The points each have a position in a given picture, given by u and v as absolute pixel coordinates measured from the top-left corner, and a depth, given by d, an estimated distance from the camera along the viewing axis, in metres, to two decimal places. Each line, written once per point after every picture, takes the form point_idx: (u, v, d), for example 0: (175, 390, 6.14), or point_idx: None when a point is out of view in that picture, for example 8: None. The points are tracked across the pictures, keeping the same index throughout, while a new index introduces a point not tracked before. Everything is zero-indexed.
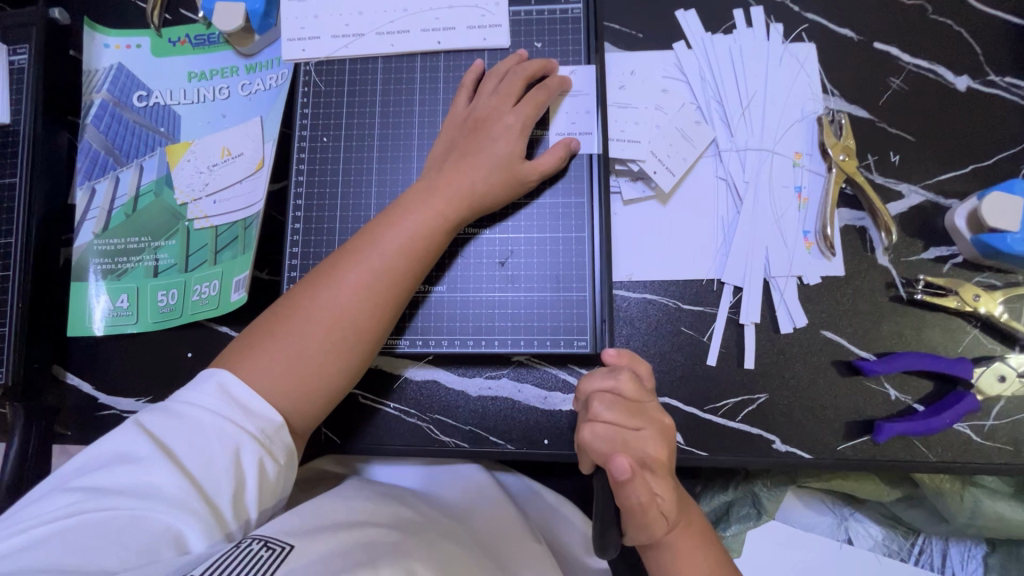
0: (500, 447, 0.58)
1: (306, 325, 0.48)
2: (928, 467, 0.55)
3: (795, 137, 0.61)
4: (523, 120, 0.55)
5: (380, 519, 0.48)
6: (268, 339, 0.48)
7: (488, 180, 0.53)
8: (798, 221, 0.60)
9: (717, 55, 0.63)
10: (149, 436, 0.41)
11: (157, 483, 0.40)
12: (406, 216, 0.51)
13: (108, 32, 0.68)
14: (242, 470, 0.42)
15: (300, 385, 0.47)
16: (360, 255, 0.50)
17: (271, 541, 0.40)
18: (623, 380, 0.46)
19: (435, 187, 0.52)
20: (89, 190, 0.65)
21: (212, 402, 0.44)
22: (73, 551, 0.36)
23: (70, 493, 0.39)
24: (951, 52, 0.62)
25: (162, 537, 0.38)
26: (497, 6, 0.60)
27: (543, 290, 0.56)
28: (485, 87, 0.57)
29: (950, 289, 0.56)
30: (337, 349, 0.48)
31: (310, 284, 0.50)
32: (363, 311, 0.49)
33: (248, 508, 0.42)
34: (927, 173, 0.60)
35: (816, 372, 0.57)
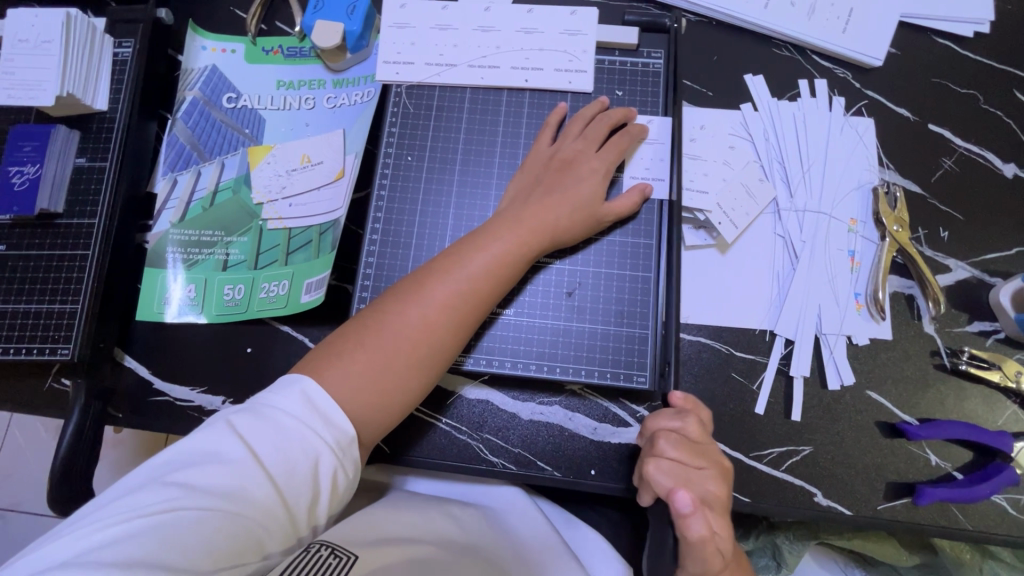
0: (547, 473, 0.59)
1: (388, 339, 0.50)
2: (964, 535, 0.56)
3: (851, 204, 0.65)
4: (606, 165, 0.58)
5: (421, 535, 0.52)
6: (350, 350, 0.49)
7: (570, 217, 0.56)
8: (849, 282, 0.62)
9: (782, 119, 0.67)
10: (239, 438, 0.42)
11: (244, 486, 0.41)
12: (490, 244, 0.54)
13: (207, 36, 0.72)
14: (320, 481, 0.43)
15: (375, 395, 0.49)
16: (445, 277, 0.52)
17: (338, 550, 0.47)
18: (690, 423, 0.49)
19: (520, 219, 0.55)
20: (170, 181, 0.68)
21: (298, 410, 0.45)
22: (167, 548, 0.37)
23: (161, 487, 0.39)
24: (1000, 140, 0.66)
25: (248, 541, 0.40)
26: (585, 53, 0.64)
27: (606, 323, 0.58)
28: (570, 130, 0.60)
29: (994, 364, 0.59)
30: (416, 365, 0.50)
31: (394, 300, 0.52)
32: (443, 330, 0.51)
33: (318, 516, 0.44)
34: (974, 251, 0.63)
35: (861, 431, 0.59)
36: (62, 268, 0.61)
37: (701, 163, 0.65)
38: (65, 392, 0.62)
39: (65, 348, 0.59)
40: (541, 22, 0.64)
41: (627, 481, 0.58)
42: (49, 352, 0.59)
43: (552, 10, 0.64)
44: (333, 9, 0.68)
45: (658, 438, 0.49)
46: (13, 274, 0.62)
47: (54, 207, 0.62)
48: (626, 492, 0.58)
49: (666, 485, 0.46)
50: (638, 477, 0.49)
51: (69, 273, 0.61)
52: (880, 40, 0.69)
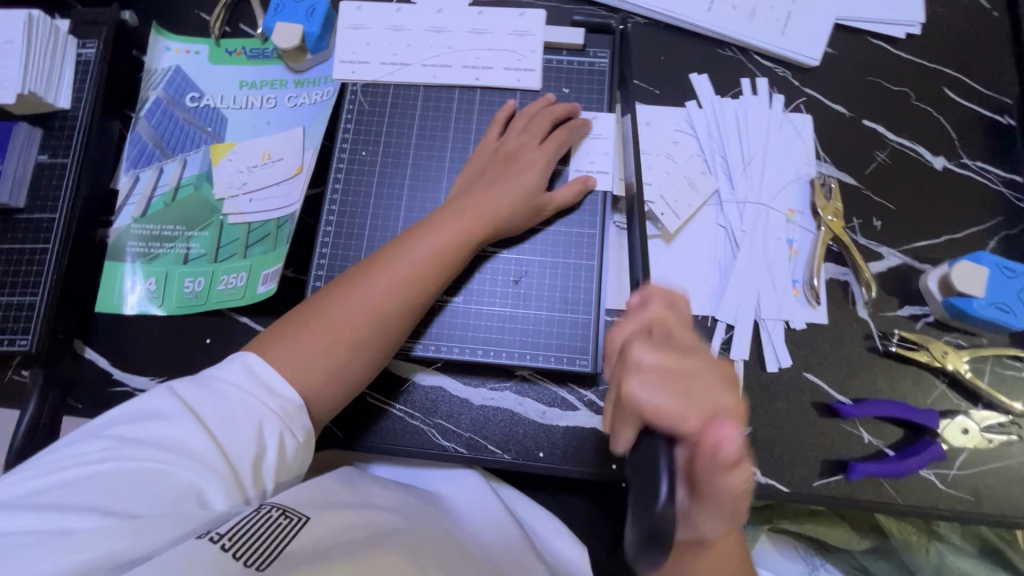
0: (497, 456, 0.61)
1: (332, 320, 0.52)
2: (895, 509, 0.58)
3: (790, 196, 0.68)
4: (548, 156, 0.61)
5: (380, 505, 0.51)
6: (296, 330, 0.51)
7: (513, 207, 0.58)
8: (788, 270, 0.65)
9: (724, 115, 0.70)
10: (180, 399, 0.45)
11: (184, 441, 0.43)
12: (435, 231, 0.56)
13: (171, 37, 0.74)
14: (260, 438, 0.45)
15: (317, 375, 0.50)
16: (390, 262, 0.54)
17: (288, 511, 0.44)
18: (658, 311, 0.45)
19: (464, 209, 0.57)
20: (133, 178, 0.69)
21: (240, 377, 0.47)
22: (106, 494, 0.40)
23: (106, 442, 0.43)
24: (931, 135, 0.70)
25: (185, 489, 0.41)
26: (533, 53, 0.66)
27: (551, 309, 0.61)
28: (514, 125, 0.63)
29: (921, 345, 0.62)
30: (360, 346, 0.52)
31: (340, 284, 0.54)
32: (386, 314, 0.53)
33: (264, 475, 0.45)
34: (905, 239, 0.66)
35: (798, 411, 0.61)
36: (22, 261, 0.63)
37: (646, 157, 0.68)
38: (24, 384, 0.63)
39: (23, 339, 0.61)
40: (491, 23, 0.67)
41: (574, 463, 0.60)
42: (8, 343, 0.61)
43: (502, 12, 0.67)
44: (292, 11, 0.70)
45: (632, 347, 0.43)
46: None
47: (16, 203, 0.64)
48: (574, 473, 0.60)
49: (666, 403, 0.40)
50: (618, 404, 0.42)
51: (29, 266, 0.63)
52: (817, 41, 0.72)
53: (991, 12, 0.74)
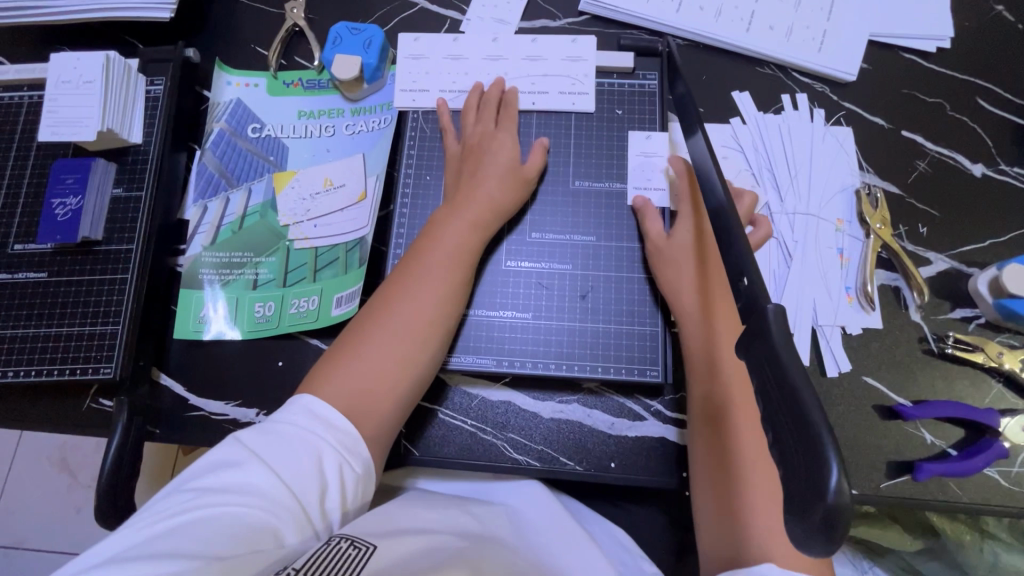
0: (570, 467, 0.62)
1: (376, 342, 0.53)
2: (962, 507, 0.60)
3: (837, 206, 0.70)
4: (508, 134, 0.66)
5: (439, 527, 0.52)
6: (342, 361, 0.52)
7: (503, 190, 0.62)
8: (840, 277, 0.67)
9: (768, 130, 0.73)
10: (245, 444, 0.45)
11: (257, 483, 0.43)
12: (444, 232, 0.59)
13: (232, 72, 0.77)
14: (326, 475, 0.45)
15: (375, 392, 0.51)
16: (414, 269, 0.57)
17: (357, 541, 0.44)
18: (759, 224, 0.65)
19: (459, 203, 0.61)
20: (201, 208, 0.71)
21: (302, 419, 0.48)
22: (187, 541, 0.39)
23: (181, 492, 0.42)
24: (968, 144, 0.73)
25: (261, 531, 0.41)
26: (586, 78, 0.70)
27: (619, 323, 0.63)
28: (467, 121, 0.68)
29: (977, 346, 0.64)
30: (411, 351, 0.54)
31: (376, 306, 0.55)
32: (425, 321, 0.55)
33: (332, 512, 0.45)
34: (951, 245, 0.69)
35: (861, 414, 0.63)
36: (103, 292, 0.65)
37: None
38: (105, 411, 0.65)
39: (108, 367, 0.63)
40: (545, 51, 0.71)
41: (646, 472, 0.61)
42: (92, 372, 0.62)
43: (555, 40, 0.71)
44: (350, 43, 0.73)
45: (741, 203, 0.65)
46: (55, 299, 0.65)
47: (94, 235, 0.66)
48: (647, 483, 0.61)
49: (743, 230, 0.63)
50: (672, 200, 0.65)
51: (110, 296, 0.65)
52: (853, 56, 0.75)
53: (1017, 24, 0.78)
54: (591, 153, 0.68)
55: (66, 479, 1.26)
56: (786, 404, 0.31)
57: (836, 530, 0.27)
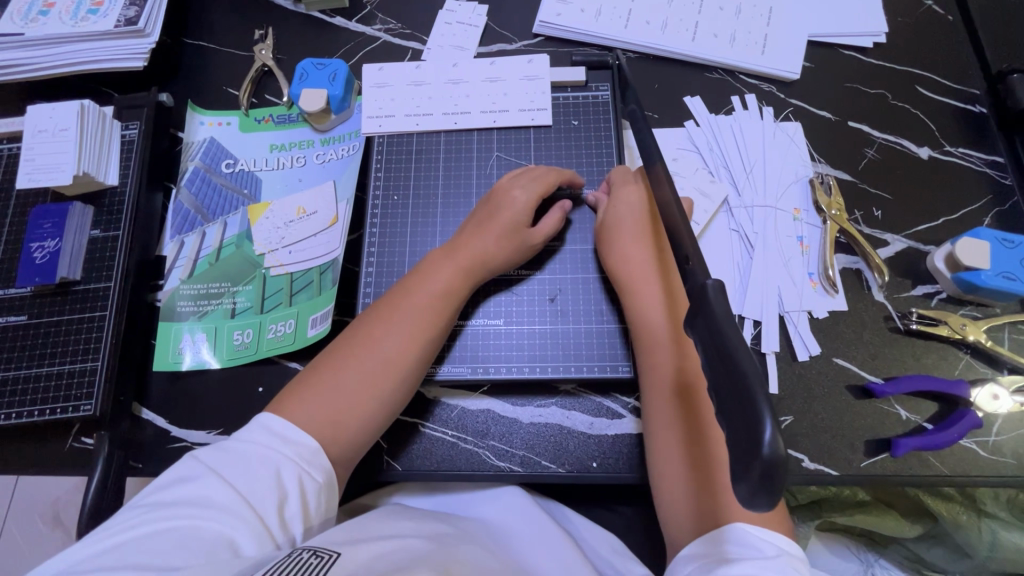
0: (553, 470, 0.62)
1: (343, 373, 0.54)
2: (944, 480, 0.60)
3: (793, 196, 0.73)
4: (530, 195, 0.65)
5: (406, 531, 0.51)
6: (314, 387, 0.53)
7: (500, 246, 0.62)
8: (803, 264, 0.69)
9: (721, 131, 0.76)
10: (204, 461, 0.47)
11: (212, 496, 0.44)
12: (431, 278, 0.60)
13: (205, 112, 0.80)
14: (283, 486, 0.46)
15: (335, 426, 0.52)
16: (396, 308, 0.58)
17: (319, 550, 0.43)
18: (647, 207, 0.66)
19: (454, 251, 0.62)
20: (178, 243, 0.73)
21: (259, 434, 0.49)
22: (144, 555, 0.40)
23: (140, 509, 0.43)
24: (912, 129, 0.76)
25: (216, 541, 0.41)
26: (543, 95, 0.73)
27: (589, 322, 0.65)
28: (514, 173, 0.68)
29: (941, 320, 0.65)
30: (376, 388, 0.54)
31: (353, 337, 0.57)
32: (399, 360, 0.56)
33: (291, 522, 0.45)
34: (906, 225, 0.71)
35: (835, 396, 0.64)
36: (83, 331, 0.66)
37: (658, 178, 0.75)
38: (87, 450, 0.65)
39: (88, 404, 0.64)
40: (503, 72, 0.75)
41: (629, 470, 0.61)
42: (73, 410, 0.63)
43: (512, 61, 0.75)
44: (316, 78, 0.76)
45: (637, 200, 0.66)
46: (35, 341, 0.66)
47: (73, 275, 0.68)
48: (631, 480, 0.61)
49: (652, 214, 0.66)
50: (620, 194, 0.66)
51: (88, 334, 0.66)
52: (794, 56, 0.79)
53: (947, 16, 0.82)
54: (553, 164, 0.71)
55: (58, 537, 1.23)
56: (728, 372, 0.32)
57: (774, 482, 0.28)
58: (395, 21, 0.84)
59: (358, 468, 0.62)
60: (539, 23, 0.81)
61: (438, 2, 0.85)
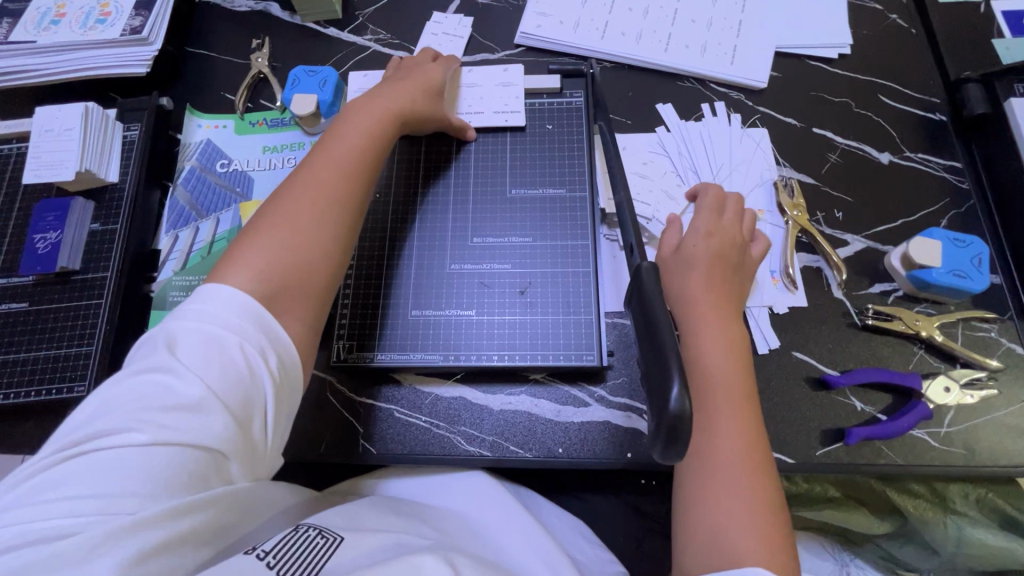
0: (519, 455, 0.64)
1: (290, 209, 0.55)
2: (896, 469, 0.62)
3: (758, 198, 0.76)
4: (435, 70, 0.73)
5: (392, 527, 0.54)
6: (262, 231, 0.53)
7: (417, 97, 0.69)
8: (765, 262, 0.72)
9: (690, 136, 0.80)
10: (183, 370, 0.43)
11: (200, 416, 0.42)
12: (351, 125, 0.63)
13: (203, 116, 0.85)
14: (268, 408, 0.46)
15: (302, 252, 0.53)
16: (322, 152, 0.60)
17: (325, 531, 0.49)
18: (717, 230, 0.64)
19: (374, 102, 0.66)
20: (173, 237, 0.77)
21: (238, 342, 0.45)
22: (134, 479, 0.39)
23: (119, 420, 0.41)
24: (874, 136, 0.79)
25: (208, 468, 0.42)
26: (517, 99, 0.77)
27: (556, 314, 0.68)
28: (401, 59, 0.75)
29: (895, 316, 0.68)
30: (329, 211, 0.56)
31: (286, 187, 0.57)
32: (339, 186, 0.57)
33: (271, 439, 0.47)
34: (866, 227, 0.74)
35: (793, 388, 0.66)
36: (79, 318, 0.70)
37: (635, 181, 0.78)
38: None
39: (82, 386, 0.67)
40: (478, 78, 0.79)
41: (592, 456, 0.64)
42: (67, 391, 0.67)
43: (487, 69, 0.79)
44: (307, 84, 0.81)
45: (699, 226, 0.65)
46: (35, 326, 0.70)
47: (73, 265, 0.72)
48: (595, 466, 0.64)
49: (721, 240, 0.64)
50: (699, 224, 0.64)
51: (85, 321, 0.70)
52: (762, 66, 0.83)
53: (910, 29, 0.86)
54: (527, 165, 0.75)
55: None
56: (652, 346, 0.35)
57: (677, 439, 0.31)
58: (385, 31, 0.89)
59: (334, 449, 0.65)
60: (520, 34, 0.86)
61: (425, 14, 0.90)
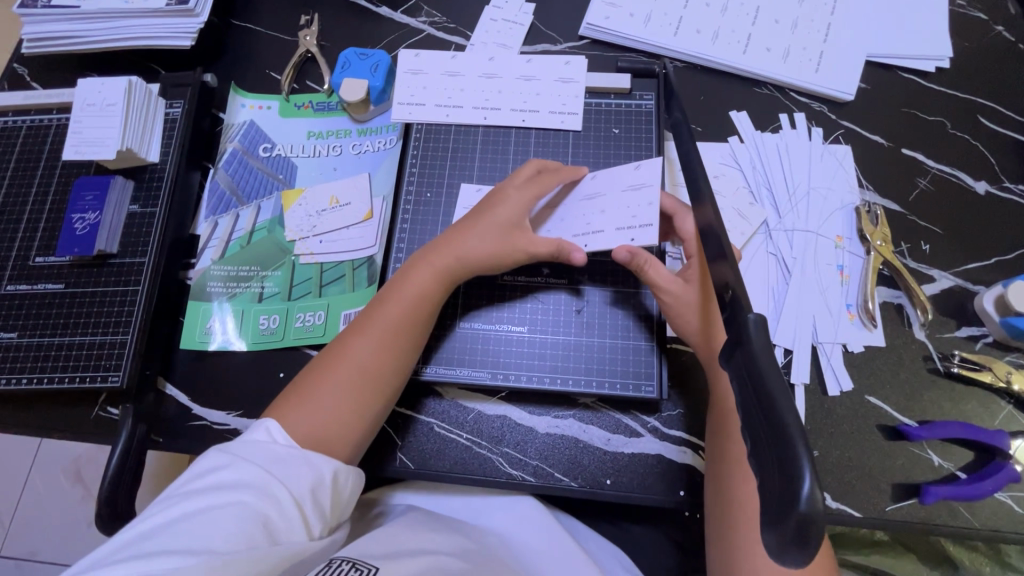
0: (565, 484, 0.61)
1: (327, 383, 0.53)
2: (973, 533, 0.57)
3: (837, 223, 0.70)
4: (528, 190, 0.62)
5: (437, 546, 0.51)
6: (298, 402, 0.52)
7: (491, 244, 0.60)
8: (841, 294, 0.67)
9: (766, 149, 0.73)
10: (237, 449, 0.46)
11: (253, 481, 0.43)
12: (412, 279, 0.60)
13: (247, 95, 0.80)
14: (318, 477, 0.46)
15: (329, 432, 0.52)
16: (377, 315, 0.58)
17: (359, 563, 0.44)
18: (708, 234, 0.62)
19: (442, 247, 0.61)
20: (212, 224, 0.74)
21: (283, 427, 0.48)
22: (182, 537, 0.39)
23: (177, 494, 0.42)
24: (970, 161, 0.72)
25: (258, 526, 0.41)
26: (648, 207, 0.60)
27: (614, 337, 0.64)
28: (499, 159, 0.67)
29: (985, 365, 0.62)
30: (363, 393, 0.54)
31: (338, 347, 0.56)
32: (378, 368, 0.55)
33: (323, 512, 0.46)
34: (954, 262, 0.68)
35: (866, 436, 0.61)
36: (115, 303, 0.68)
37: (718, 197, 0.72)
38: (112, 420, 0.67)
39: (116, 375, 0.65)
40: (601, 186, 0.63)
41: (644, 491, 0.60)
42: (101, 380, 0.65)
43: (613, 173, 0.63)
44: (358, 67, 0.76)
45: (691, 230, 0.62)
46: (70, 310, 0.68)
47: (110, 248, 0.69)
48: (643, 501, 0.60)
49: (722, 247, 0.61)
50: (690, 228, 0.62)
51: (120, 307, 0.68)
52: (850, 76, 0.76)
53: (1017, 43, 0.78)
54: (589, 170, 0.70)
55: (77, 492, 1.23)
56: (766, 415, 0.31)
57: (805, 538, 0.27)
58: (441, 14, 0.83)
59: (366, 459, 0.62)
60: (586, 25, 0.80)
61: None
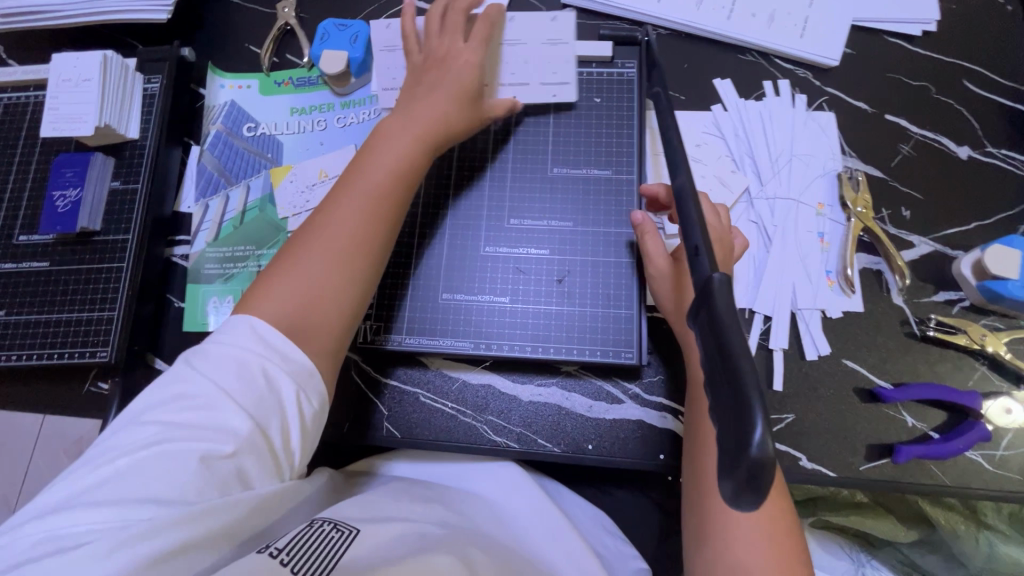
0: (547, 449, 0.62)
1: (305, 257, 0.52)
2: (943, 489, 0.59)
3: (819, 190, 0.70)
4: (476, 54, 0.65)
5: (420, 509, 0.53)
6: (276, 286, 0.50)
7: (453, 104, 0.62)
8: (821, 261, 0.67)
9: (749, 117, 0.73)
10: (203, 379, 0.43)
11: (220, 420, 0.42)
12: (383, 148, 0.58)
13: (224, 75, 0.79)
14: (287, 412, 0.45)
15: (316, 309, 0.50)
16: (350, 186, 0.56)
17: (340, 525, 0.46)
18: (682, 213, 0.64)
19: (411, 121, 0.60)
20: (203, 206, 0.74)
21: (250, 346, 0.45)
22: (152, 483, 0.39)
23: (147, 426, 0.42)
24: (953, 126, 0.72)
25: (229, 473, 0.41)
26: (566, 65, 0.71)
27: (595, 306, 0.65)
28: (433, 32, 0.67)
29: (959, 329, 0.63)
30: (348, 263, 0.52)
31: (309, 229, 0.54)
32: (361, 235, 0.54)
33: (294, 450, 0.45)
34: (934, 228, 0.68)
35: (842, 398, 0.62)
36: (101, 280, 0.68)
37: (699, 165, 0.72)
38: (103, 394, 0.68)
39: (104, 351, 0.66)
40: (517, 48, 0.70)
41: (624, 455, 0.61)
42: (90, 355, 0.66)
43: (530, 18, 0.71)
44: (337, 39, 0.75)
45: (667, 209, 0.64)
46: (56, 287, 0.69)
47: (93, 226, 0.69)
48: (623, 465, 0.61)
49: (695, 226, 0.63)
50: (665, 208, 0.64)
51: (106, 283, 0.68)
52: (835, 41, 0.75)
53: (1005, 6, 0.77)
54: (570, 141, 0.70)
55: None
56: (725, 370, 0.31)
57: (754, 484, 0.28)
58: None
59: (352, 429, 0.63)
60: None
61: None
